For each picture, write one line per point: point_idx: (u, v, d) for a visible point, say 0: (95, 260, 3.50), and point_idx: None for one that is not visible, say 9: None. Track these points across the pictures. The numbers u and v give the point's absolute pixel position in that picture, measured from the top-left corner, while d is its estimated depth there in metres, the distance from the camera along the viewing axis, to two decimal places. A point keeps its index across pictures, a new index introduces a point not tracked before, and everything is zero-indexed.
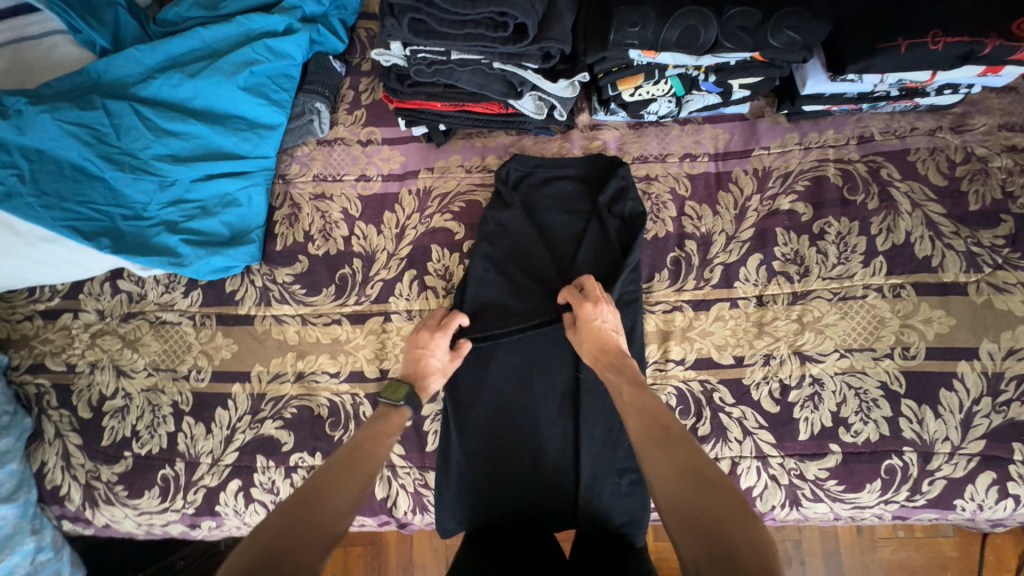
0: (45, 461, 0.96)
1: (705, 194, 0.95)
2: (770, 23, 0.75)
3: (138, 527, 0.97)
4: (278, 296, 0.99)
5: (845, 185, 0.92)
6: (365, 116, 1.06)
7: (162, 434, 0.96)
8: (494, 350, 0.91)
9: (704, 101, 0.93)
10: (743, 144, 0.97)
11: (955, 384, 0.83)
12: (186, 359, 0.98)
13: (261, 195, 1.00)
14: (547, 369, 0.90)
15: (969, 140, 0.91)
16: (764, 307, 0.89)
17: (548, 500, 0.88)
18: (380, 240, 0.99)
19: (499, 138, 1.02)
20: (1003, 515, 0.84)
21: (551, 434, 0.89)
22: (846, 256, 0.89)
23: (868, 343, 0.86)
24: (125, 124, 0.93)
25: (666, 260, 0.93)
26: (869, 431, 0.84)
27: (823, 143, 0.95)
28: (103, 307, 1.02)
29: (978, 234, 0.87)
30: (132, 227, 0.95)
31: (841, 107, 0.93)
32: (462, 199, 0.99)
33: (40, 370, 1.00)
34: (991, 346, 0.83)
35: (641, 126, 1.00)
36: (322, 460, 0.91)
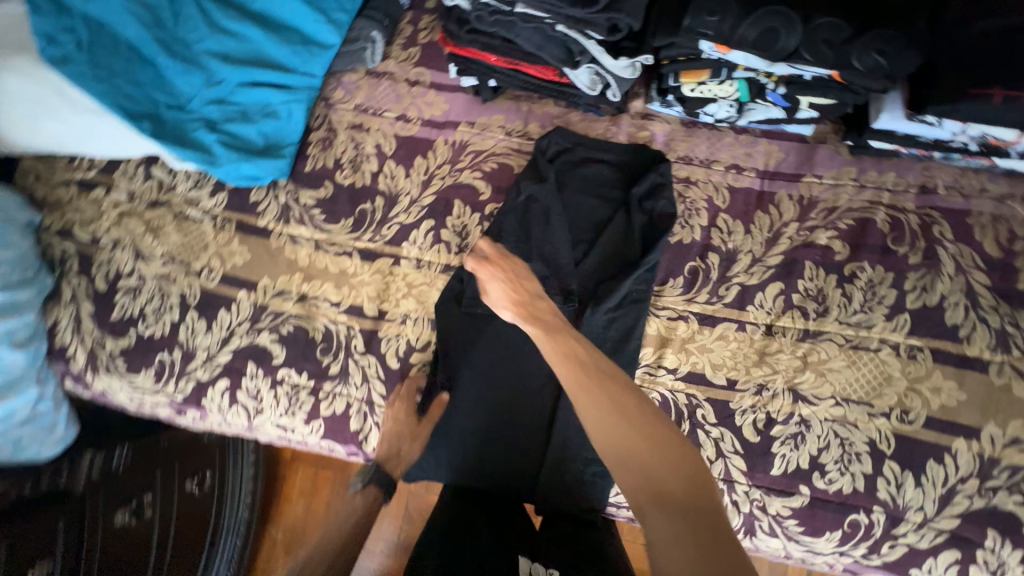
0: (58, 320, 1.02)
1: (741, 210, 0.91)
2: (858, 41, 0.69)
3: (131, 400, 1.03)
4: (298, 217, 1.00)
5: (891, 233, 0.87)
6: (419, 55, 1.04)
7: (166, 321, 1.00)
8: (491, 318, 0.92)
9: (767, 113, 0.88)
10: (795, 166, 0.92)
11: (946, 458, 0.81)
12: (201, 257, 1.01)
13: (300, 112, 1.00)
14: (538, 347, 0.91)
15: None
16: (771, 337, 0.87)
17: (511, 470, 0.90)
18: (406, 183, 0.99)
19: (547, 107, 0.99)
20: None
21: (528, 410, 0.90)
22: (870, 305, 0.86)
23: (867, 397, 0.84)
24: (185, 14, 0.94)
25: (683, 267, 0.91)
26: (843, 482, 0.82)
27: (880, 184, 0.89)
28: (134, 189, 1.05)
29: (1017, 315, 0.82)
30: (174, 117, 0.98)
31: (911, 151, 0.88)
32: (495, 160, 0.98)
33: (67, 235, 1.04)
34: (995, 430, 0.80)
35: (694, 126, 0.95)
36: (307, 380, 0.95)
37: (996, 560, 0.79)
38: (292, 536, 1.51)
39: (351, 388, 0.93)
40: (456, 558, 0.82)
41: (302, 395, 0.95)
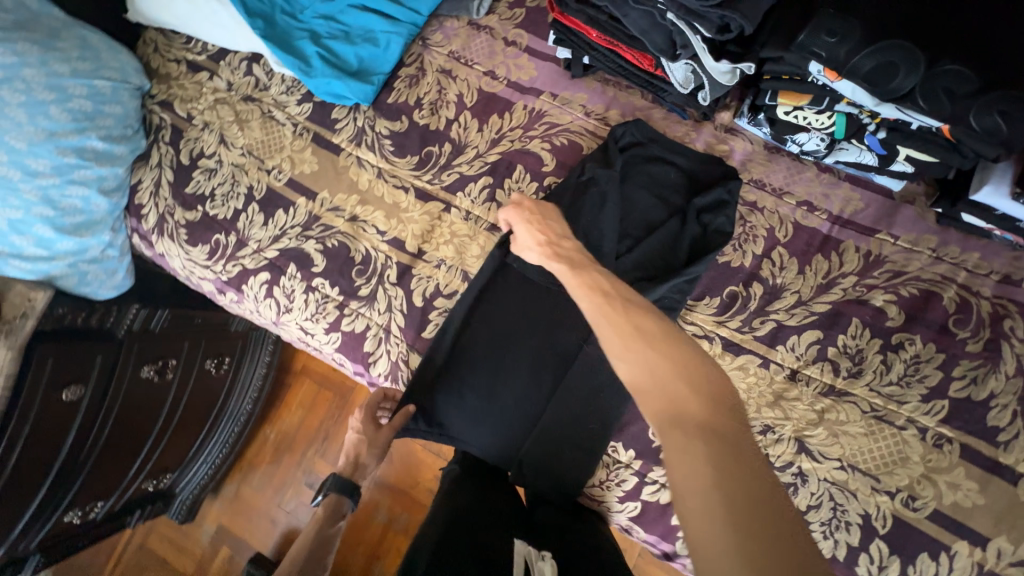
0: (142, 180, 1.13)
1: (801, 249, 0.88)
2: (984, 97, 0.64)
3: (183, 268, 1.12)
4: (369, 143, 1.05)
5: (955, 313, 0.82)
6: (522, 17, 1.05)
7: (231, 206, 1.08)
8: (516, 285, 0.94)
9: (858, 157, 0.83)
10: (872, 220, 0.87)
11: (941, 557, 0.76)
12: (275, 157, 1.08)
13: (397, 45, 1.04)
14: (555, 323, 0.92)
15: None
16: (793, 382, 0.84)
17: (500, 434, 0.92)
18: (476, 137, 1.01)
19: (632, 97, 0.98)
20: None
21: (528, 380, 0.91)
22: (909, 381, 0.81)
23: (875, 471, 0.80)
24: None
25: (723, 289, 0.89)
26: (823, 546, 0.80)
27: (959, 261, 0.84)
28: (233, 81, 1.13)
29: None
30: (285, 22, 1.05)
31: (1006, 235, 0.81)
32: (567, 136, 0.98)
33: (167, 108, 1.14)
34: (1005, 545, 0.75)
35: (777, 152, 0.92)
36: (337, 294, 1.00)
37: None
38: (283, 440, 1.61)
39: (374, 313, 0.98)
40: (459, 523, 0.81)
41: (329, 306, 1.00)
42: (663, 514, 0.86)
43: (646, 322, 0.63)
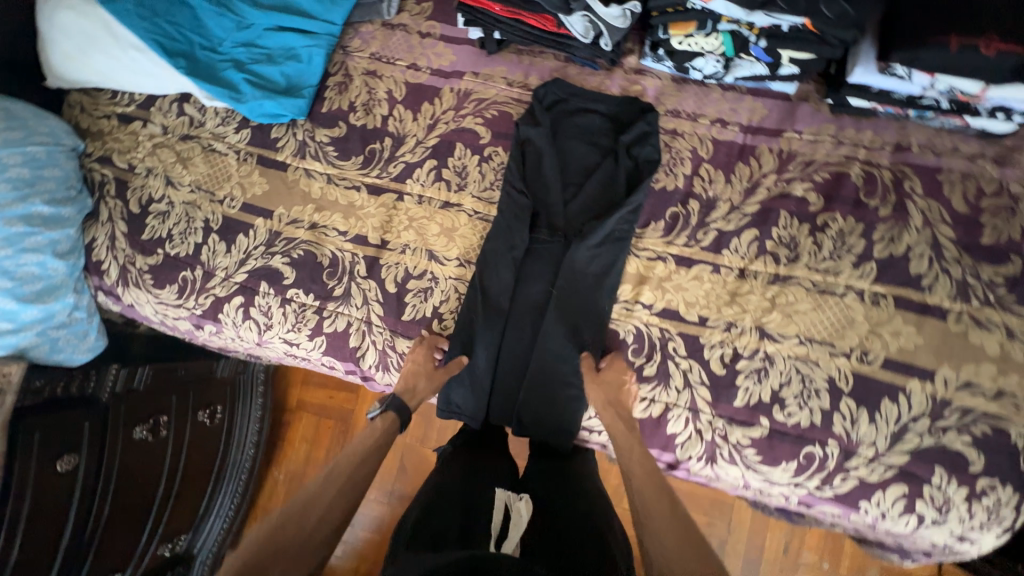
0: (95, 238, 1.14)
1: (723, 161, 0.97)
2: None
3: (155, 314, 1.13)
4: (313, 153, 1.09)
5: (864, 187, 0.92)
6: (432, 10, 1.12)
7: (191, 242, 1.10)
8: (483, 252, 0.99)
9: (752, 69, 0.95)
10: (777, 123, 0.97)
11: (900, 398, 0.85)
12: (225, 187, 1.11)
13: (320, 57, 1.09)
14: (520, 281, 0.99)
15: (1008, 175, 0.88)
16: (743, 280, 0.93)
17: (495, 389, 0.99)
18: (413, 126, 1.07)
19: (547, 61, 1.06)
20: (903, 531, 0.87)
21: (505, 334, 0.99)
22: (839, 253, 0.91)
23: (830, 338, 0.89)
24: None
25: (665, 212, 0.97)
26: (802, 416, 0.88)
27: (857, 142, 0.94)
28: (168, 123, 1.16)
29: (979, 267, 0.86)
30: (206, 57, 1.08)
31: (888, 109, 0.92)
32: (496, 108, 1.05)
33: (107, 163, 1.15)
34: (948, 374, 0.85)
35: (685, 82, 1.01)
36: (313, 300, 1.04)
37: (940, 496, 0.84)
38: (293, 477, 1.60)
39: (352, 309, 1.02)
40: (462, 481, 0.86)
41: (308, 313, 1.04)
42: (658, 426, 0.92)
43: (673, 501, 0.75)
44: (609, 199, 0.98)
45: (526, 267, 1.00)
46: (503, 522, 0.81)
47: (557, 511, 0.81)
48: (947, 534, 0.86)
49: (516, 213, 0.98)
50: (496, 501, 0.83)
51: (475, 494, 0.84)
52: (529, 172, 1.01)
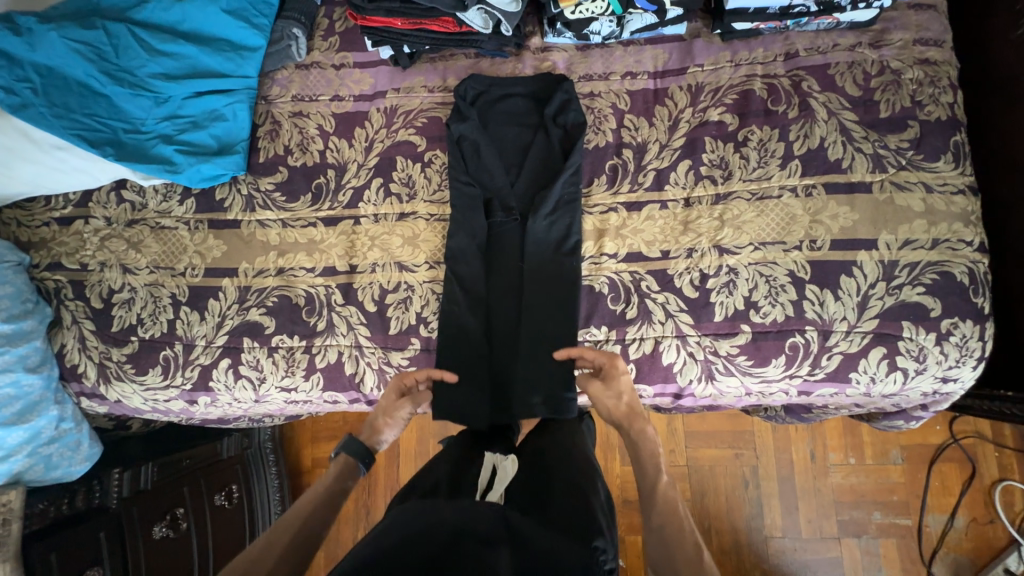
0: (64, 343, 1.12)
1: (642, 108, 1.04)
2: None
3: (145, 402, 1.12)
4: (262, 203, 1.11)
5: (770, 97, 1.00)
6: (339, 42, 1.16)
7: (163, 320, 1.10)
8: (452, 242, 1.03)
9: (643, 20, 1.02)
10: (680, 62, 1.05)
11: (855, 271, 0.93)
12: (183, 259, 1.12)
13: (244, 111, 1.11)
14: (489, 268, 1.04)
15: (886, 54, 0.99)
16: (690, 208, 1.00)
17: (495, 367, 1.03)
18: (351, 152, 1.11)
19: (459, 61, 1.11)
20: (894, 389, 0.95)
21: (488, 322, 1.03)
22: (766, 161, 0.98)
23: (780, 237, 0.96)
24: (123, 44, 1.04)
25: (604, 167, 1.03)
26: (776, 312, 0.94)
27: (753, 60, 1.03)
28: (110, 214, 1.16)
29: (886, 138, 0.96)
30: (133, 138, 1.07)
31: (769, 25, 1.02)
32: (424, 116, 1.10)
33: (57, 268, 1.14)
34: (889, 238, 0.93)
35: (588, 48, 1.09)
36: (299, 341, 1.05)
37: (914, 346, 0.92)
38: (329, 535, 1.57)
39: (340, 338, 1.04)
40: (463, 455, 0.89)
41: (298, 354, 1.05)
42: (655, 361, 0.97)
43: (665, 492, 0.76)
44: (550, 169, 1.04)
45: (492, 254, 1.05)
46: (491, 476, 0.87)
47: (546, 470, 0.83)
48: (931, 380, 0.93)
49: (468, 205, 1.03)
50: (483, 463, 0.89)
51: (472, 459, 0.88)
52: (470, 165, 1.05)
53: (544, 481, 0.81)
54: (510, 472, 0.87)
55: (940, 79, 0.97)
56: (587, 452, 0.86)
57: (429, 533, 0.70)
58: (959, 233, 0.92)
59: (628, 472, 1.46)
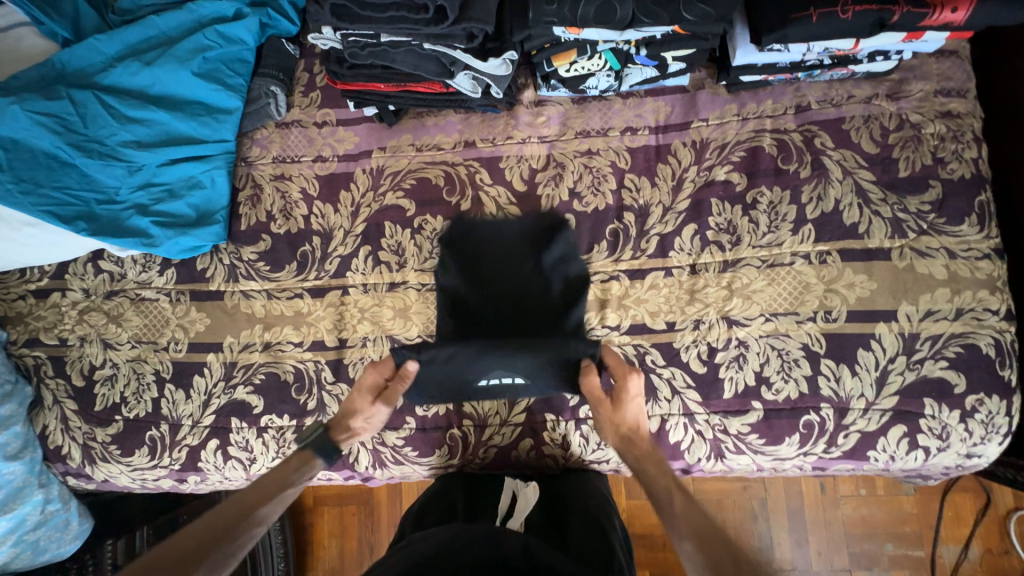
0: (46, 425, 1.07)
1: (644, 166, 0.98)
2: None
3: (133, 481, 1.08)
4: (245, 273, 1.06)
5: (780, 154, 0.94)
6: (320, 97, 1.10)
7: (147, 399, 1.05)
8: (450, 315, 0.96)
9: (642, 74, 0.96)
10: (682, 116, 0.99)
11: (873, 344, 0.88)
12: (165, 332, 1.07)
13: (223, 177, 1.06)
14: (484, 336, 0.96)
15: (905, 106, 0.92)
16: (697, 275, 0.94)
17: (495, 439, 0.97)
18: (337, 218, 1.05)
19: (449, 117, 1.05)
20: (915, 465, 0.90)
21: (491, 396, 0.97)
22: (776, 225, 0.92)
23: (792, 307, 0.90)
24: (90, 113, 0.98)
25: (605, 232, 0.97)
26: (790, 389, 0.89)
27: (761, 113, 0.97)
28: (88, 286, 1.11)
29: (905, 200, 0.89)
30: (107, 210, 1.01)
31: (778, 76, 0.95)
32: (413, 177, 1.04)
33: (36, 344, 1.10)
34: (910, 309, 0.87)
35: (585, 101, 1.02)
36: (290, 421, 1.00)
37: (937, 424, 0.86)
38: None
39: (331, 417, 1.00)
40: (478, 481, 0.96)
41: (288, 435, 1.00)
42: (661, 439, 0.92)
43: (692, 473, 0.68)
44: (546, 246, 0.97)
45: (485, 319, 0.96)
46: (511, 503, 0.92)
47: (556, 496, 0.93)
48: (955, 456, 0.88)
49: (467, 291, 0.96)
50: (505, 489, 0.94)
51: (485, 495, 0.93)
52: (467, 241, 0.99)
53: (561, 521, 0.88)
54: (533, 497, 0.92)
55: (963, 133, 0.90)
56: (601, 488, 0.95)
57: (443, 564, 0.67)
58: (984, 301, 0.86)
59: (634, 506, 1.42)
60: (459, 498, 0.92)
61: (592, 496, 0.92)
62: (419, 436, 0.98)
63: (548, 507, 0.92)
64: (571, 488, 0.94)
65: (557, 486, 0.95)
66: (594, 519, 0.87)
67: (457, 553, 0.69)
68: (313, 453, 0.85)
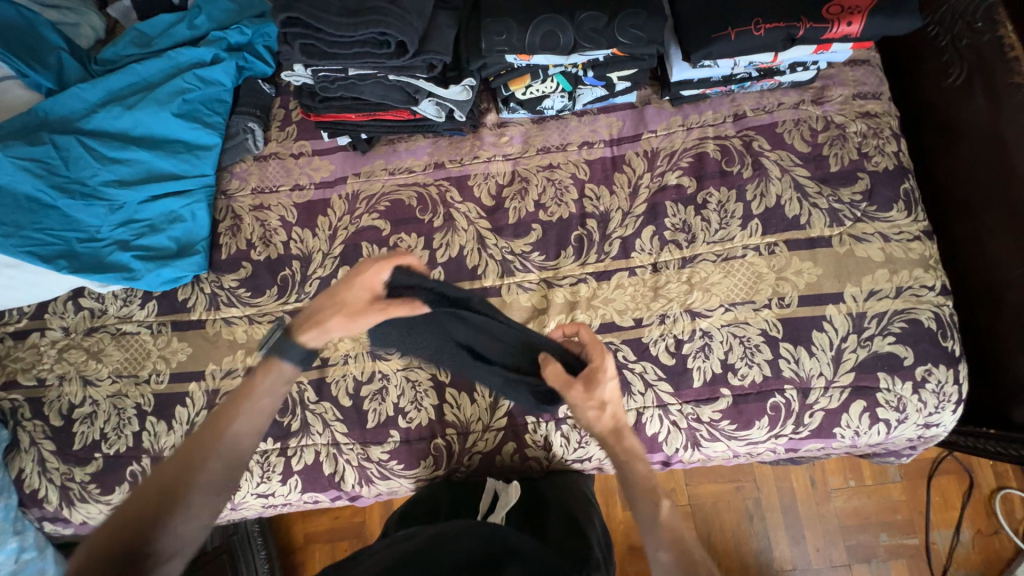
0: (22, 468, 1.05)
1: (602, 176, 1.06)
2: (615, 23, 0.89)
3: None
4: (226, 300, 1.08)
5: (723, 158, 1.03)
6: (296, 131, 1.16)
7: (129, 433, 1.05)
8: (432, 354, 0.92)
9: (593, 94, 1.05)
10: (634, 129, 1.08)
11: (825, 325, 0.94)
12: (147, 365, 1.08)
13: (203, 210, 1.09)
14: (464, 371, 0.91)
15: (829, 110, 1.03)
16: (658, 272, 1.00)
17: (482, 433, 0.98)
18: (316, 242, 1.09)
19: (418, 142, 1.12)
20: (879, 439, 0.94)
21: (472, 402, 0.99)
22: (727, 221, 1.00)
23: (749, 296, 0.96)
24: (73, 156, 1.03)
25: (570, 238, 1.03)
26: (754, 373, 0.94)
27: (703, 123, 1.06)
28: (68, 324, 1.12)
29: (838, 192, 0.98)
30: (88, 248, 1.04)
31: (714, 90, 1.05)
32: (387, 199, 1.10)
33: (13, 386, 1.09)
34: (855, 290, 0.94)
35: (543, 120, 1.10)
36: (274, 443, 1.01)
37: (893, 396, 0.92)
38: None
39: (316, 437, 1.01)
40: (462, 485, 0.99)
41: (273, 458, 1.01)
42: (639, 432, 0.96)
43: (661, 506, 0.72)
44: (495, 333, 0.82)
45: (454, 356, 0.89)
46: (492, 502, 0.94)
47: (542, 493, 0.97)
48: (914, 427, 0.93)
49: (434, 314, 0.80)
50: (487, 488, 0.96)
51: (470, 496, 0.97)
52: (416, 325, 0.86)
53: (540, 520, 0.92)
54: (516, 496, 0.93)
55: (882, 130, 1.00)
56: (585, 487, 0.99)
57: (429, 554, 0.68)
58: (920, 278, 0.94)
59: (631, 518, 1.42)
60: (444, 502, 0.97)
61: (576, 496, 0.95)
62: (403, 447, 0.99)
63: (529, 509, 0.95)
64: (556, 488, 0.97)
65: (540, 487, 0.98)
66: (574, 521, 0.90)
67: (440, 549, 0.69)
68: (276, 358, 0.75)
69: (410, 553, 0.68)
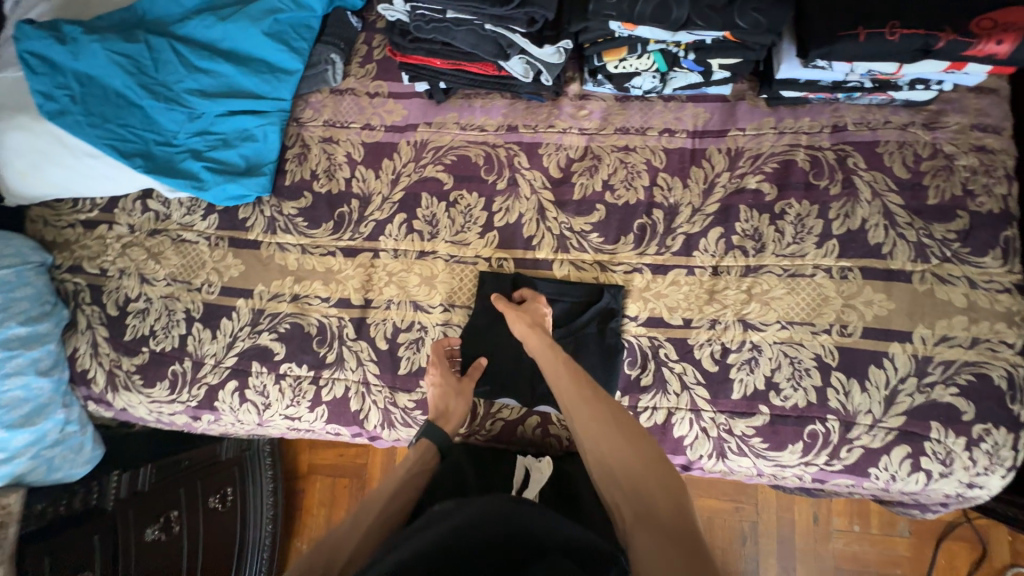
0: (77, 347, 1.12)
1: (678, 167, 1.01)
2: (736, 5, 0.84)
3: (150, 413, 1.12)
4: (283, 227, 1.10)
5: (812, 170, 0.97)
6: (375, 70, 1.16)
7: (175, 335, 1.10)
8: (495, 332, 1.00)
9: (687, 79, 1.00)
10: (721, 123, 1.02)
11: (885, 362, 0.89)
12: (200, 274, 1.12)
13: (275, 133, 1.11)
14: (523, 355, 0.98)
15: (940, 137, 0.95)
16: (718, 277, 0.96)
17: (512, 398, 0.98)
18: (377, 184, 1.10)
19: (495, 101, 1.10)
20: (915, 489, 0.90)
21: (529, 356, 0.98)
22: (801, 237, 0.95)
23: (809, 318, 0.92)
24: (162, 59, 1.05)
25: (632, 226, 1.00)
26: (798, 397, 0.91)
27: (797, 129, 1.00)
28: (134, 222, 1.16)
29: (931, 227, 0.92)
30: (163, 151, 1.06)
31: (818, 96, 0.98)
32: (454, 153, 1.08)
33: (78, 271, 1.15)
34: (925, 332, 0.89)
35: (628, 100, 1.06)
36: (308, 371, 1.04)
37: (941, 448, 0.87)
38: None
39: (349, 372, 1.03)
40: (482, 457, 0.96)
41: (305, 385, 1.04)
42: (665, 432, 0.94)
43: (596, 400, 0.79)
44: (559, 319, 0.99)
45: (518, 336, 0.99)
46: (524, 478, 0.93)
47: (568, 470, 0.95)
48: (956, 484, 0.88)
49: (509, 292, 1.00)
50: (517, 464, 0.94)
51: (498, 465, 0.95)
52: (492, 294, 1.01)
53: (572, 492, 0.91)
54: (548, 471, 0.93)
55: (995, 169, 0.92)
56: None
57: (461, 549, 0.61)
58: (1001, 333, 0.88)
59: None
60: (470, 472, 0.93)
61: None
62: (452, 399, 0.93)
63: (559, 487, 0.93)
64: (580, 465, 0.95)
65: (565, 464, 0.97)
66: None
67: (468, 537, 0.63)
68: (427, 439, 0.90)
69: (431, 547, 0.61)
